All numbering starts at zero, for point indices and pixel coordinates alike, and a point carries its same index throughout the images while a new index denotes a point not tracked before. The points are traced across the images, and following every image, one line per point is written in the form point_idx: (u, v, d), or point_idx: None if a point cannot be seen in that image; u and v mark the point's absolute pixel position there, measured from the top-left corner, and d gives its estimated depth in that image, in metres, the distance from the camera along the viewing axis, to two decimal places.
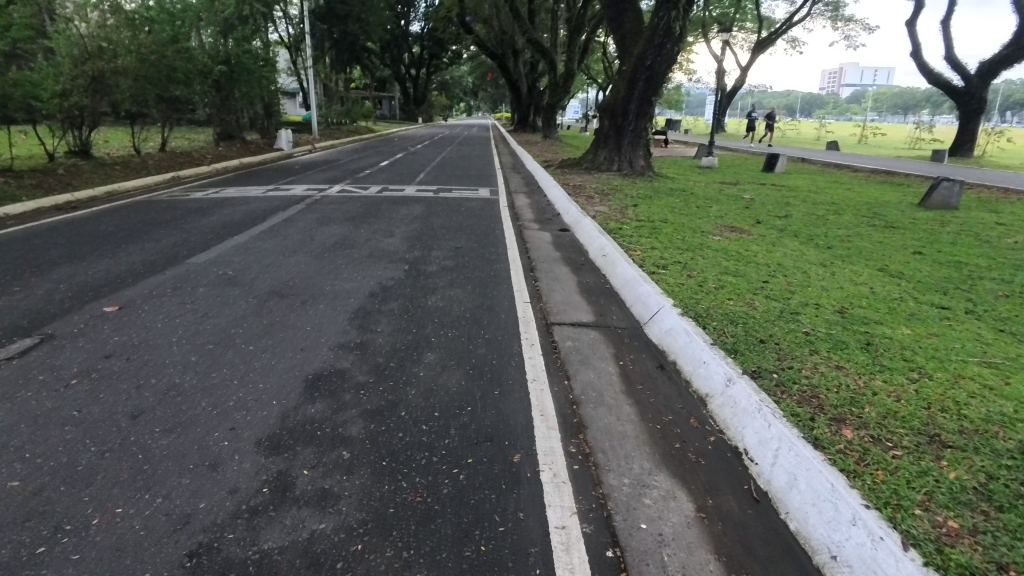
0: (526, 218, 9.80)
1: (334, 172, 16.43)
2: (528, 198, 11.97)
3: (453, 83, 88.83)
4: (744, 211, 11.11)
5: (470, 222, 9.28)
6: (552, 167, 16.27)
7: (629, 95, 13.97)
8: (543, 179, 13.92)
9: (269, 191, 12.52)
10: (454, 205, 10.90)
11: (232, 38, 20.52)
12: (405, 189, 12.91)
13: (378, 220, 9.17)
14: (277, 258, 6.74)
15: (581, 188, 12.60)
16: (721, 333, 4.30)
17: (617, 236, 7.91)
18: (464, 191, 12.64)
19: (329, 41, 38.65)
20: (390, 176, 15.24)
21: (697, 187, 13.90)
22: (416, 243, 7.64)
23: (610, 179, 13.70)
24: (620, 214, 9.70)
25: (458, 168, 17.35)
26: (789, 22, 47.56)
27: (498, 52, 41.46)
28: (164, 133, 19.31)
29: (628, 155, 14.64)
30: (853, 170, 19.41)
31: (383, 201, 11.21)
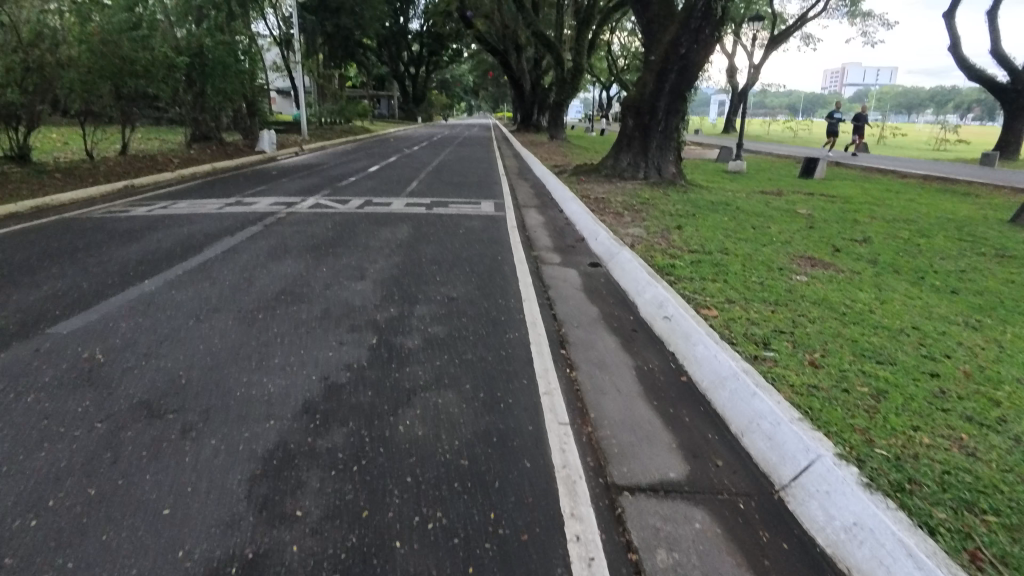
0: (541, 245, 7.57)
1: (314, 179, 14.27)
2: (540, 215, 9.76)
3: (454, 82, 86.74)
4: (812, 233, 8.89)
5: (470, 251, 7.10)
6: (565, 174, 14.05)
7: (658, 89, 11.77)
8: (557, 189, 11.70)
9: (227, 205, 10.36)
10: (450, 226, 8.70)
11: (205, 28, 18.33)
12: (392, 202, 10.73)
13: (350, 249, 7.02)
14: (186, 323, 4.57)
15: (605, 201, 10.39)
16: (977, 555, 2.14)
17: (673, 280, 5.70)
18: (463, 205, 10.46)
19: (322, 36, 36.51)
20: (377, 184, 13.06)
21: (740, 199, 11.66)
22: (394, 290, 5.48)
23: (637, 189, 11.51)
24: (664, 242, 7.48)
25: (456, 174, 15.14)
26: (805, 16, 45.25)
27: (500, 48, 39.34)
28: (126, 133, 17.15)
29: (656, 161, 12.40)
30: (902, 176, 17.21)
31: (362, 219, 9.04)
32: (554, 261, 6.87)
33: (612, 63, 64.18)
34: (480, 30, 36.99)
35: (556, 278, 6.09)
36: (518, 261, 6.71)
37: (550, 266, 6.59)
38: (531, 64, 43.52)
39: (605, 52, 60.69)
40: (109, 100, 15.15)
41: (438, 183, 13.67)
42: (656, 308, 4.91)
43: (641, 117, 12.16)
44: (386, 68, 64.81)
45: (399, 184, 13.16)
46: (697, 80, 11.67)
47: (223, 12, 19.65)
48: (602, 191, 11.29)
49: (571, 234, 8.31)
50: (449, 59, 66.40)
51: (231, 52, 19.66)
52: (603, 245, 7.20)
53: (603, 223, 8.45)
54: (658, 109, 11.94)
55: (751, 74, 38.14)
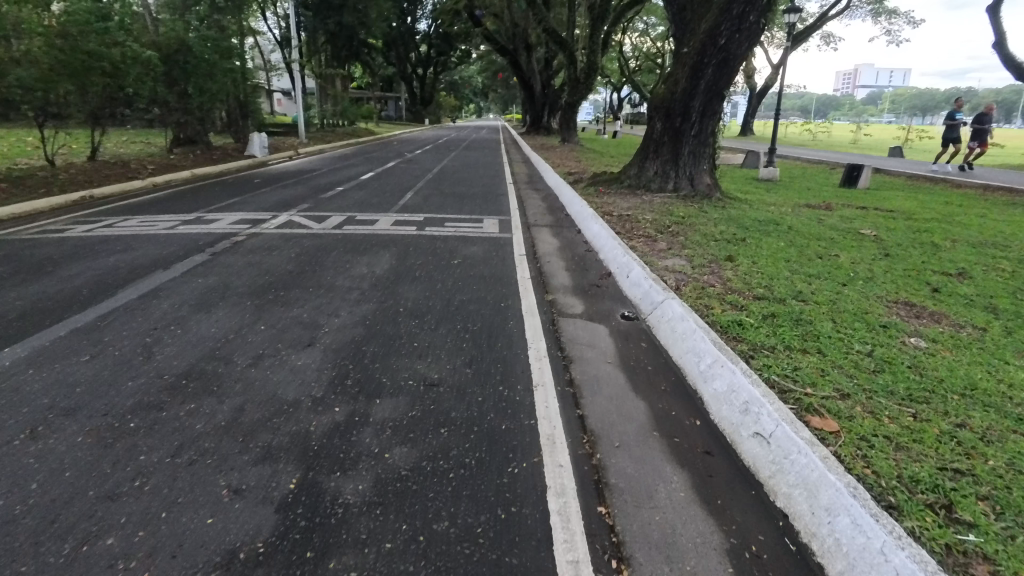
0: (557, 286, 5.87)
1: (298, 189, 12.64)
2: (554, 238, 8.07)
3: (463, 83, 85.53)
4: (892, 265, 7.13)
5: (465, 295, 5.41)
6: (581, 184, 12.35)
7: (693, 88, 10.09)
8: (573, 204, 9.99)
9: (183, 223, 8.73)
10: (444, 253, 7.00)
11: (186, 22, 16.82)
12: (379, 219, 9.07)
13: (308, 291, 5.37)
14: (10, 443, 2.92)
15: (631, 218, 8.69)
16: None
17: (748, 353, 4.01)
18: (461, 223, 8.76)
19: (325, 36, 35.23)
20: (367, 195, 11.42)
21: (789, 217, 9.89)
22: (349, 369, 3.82)
23: (667, 203, 9.80)
24: (716, 280, 5.76)
25: (458, 183, 13.47)
26: (826, 15, 43.48)
27: (509, 48, 37.82)
28: (97, 137, 15.64)
29: (688, 169, 10.65)
30: (956, 186, 15.38)
31: (337, 244, 7.37)
32: (576, 310, 5.18)
33: (624, 65, 62.52)
34: (488, 29, 35.51)
35: (581, 342, 4.41)
36: (527, 312, 5.02)
37: (570, 321, 4.91)
38: (541, 64, 41.91)
39: (617, 53, 59.08)
40: (73, 99, 13.67)
41: (436, 193, 12.00)
42: (738, 410, 3.23)
43: (672, 119, 10.44)
44: (393, 70, 63.41)
45: (392, 195, 11.51)
46: (737, 76, 9.98)
47: (207, 5, 18.13)
48: (626, 206, 9.58)
49: (593, 267, 6.61)
50: (457, 61, 64.91)
51: (216, 49, 18.15)
52: (637, 288, 5.51)
53: (634, 252, 6.75)
54: (692, 110, 10.24)
55: (771, 74, 36.38)
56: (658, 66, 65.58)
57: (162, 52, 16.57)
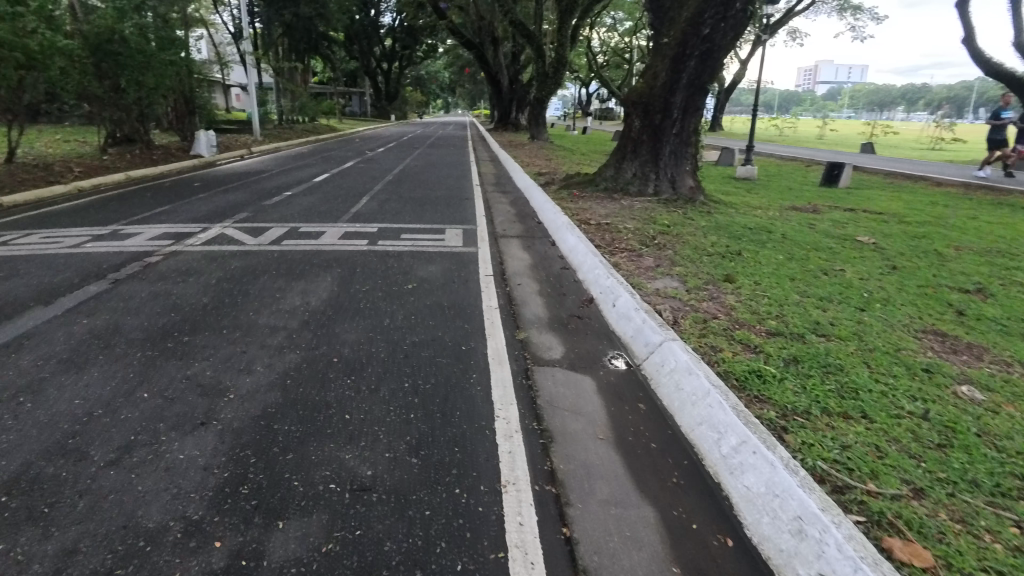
0: (530, 317, 4.88)
1: (240, 193, 11.38)
2: (525, 252, 7.08)
3: (429, 78, 83.95)
4: (904, 281, 6.37)
5: (416, 334, 4.41)
6: (552, 185, 11.38)
7: (674, 82, 9.21)
8: (546, 210, 9.03)
9: (93, 238, 7.47)
10: (397, 274, 5.97)
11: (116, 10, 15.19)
12: (327, 230, 7.96)
13: (219, 335, 4.29)
14: None
15: (611, 227, 7.75)
16: None
17: (777, 422, 3.12)
18: (420, 235, 7.72)
19: (281, 28, 33.50)
20: (316, 201, 10.25)
21: (778, 222, 9.10)
22: (249, 465, 2.79)
23: (648, 209, 8.92)
24: (718, 309, 4.86)
25: (419, 186, 12.38)
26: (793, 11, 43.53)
27: (476, 41, 36.68)
28: (15, 136, 14.03)
29: (669, 171, 9.77)
30: (937, 184, 14.94)
31: (270, 264, 6.25)
32: (554, 352, 4.22)
33: (592, 60, 61.88)
34: (453, 22, 34.27)
35: (563, 403, 3.45)
36: (493, 359, 4.04)
37: (547, 368, 3.94)
38: (508, 58, 40.86)
39: (585, 48, 58.33)
40: None
41: (394, 197, 10.90)
42: (786, 526, 2.35)
43: (651, 116, 9.55)
44: (356, 64, 61.43)
45: (346, 200, 10.37)
46: (722, 70, 9.15)
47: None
48: (604, 212, 8.66)
49: (572, 290, 5.65)
50: (423, 55, 63.28)
51: (153, 40, 16.59)
52: (626, 322, 4.58)
53: (618, 271, 5.82)
54: (672, 106, 9.36)
55: (741, 69, 36.09)
56: (626, 61, 65.13)
57: (89, 43, 14.98)
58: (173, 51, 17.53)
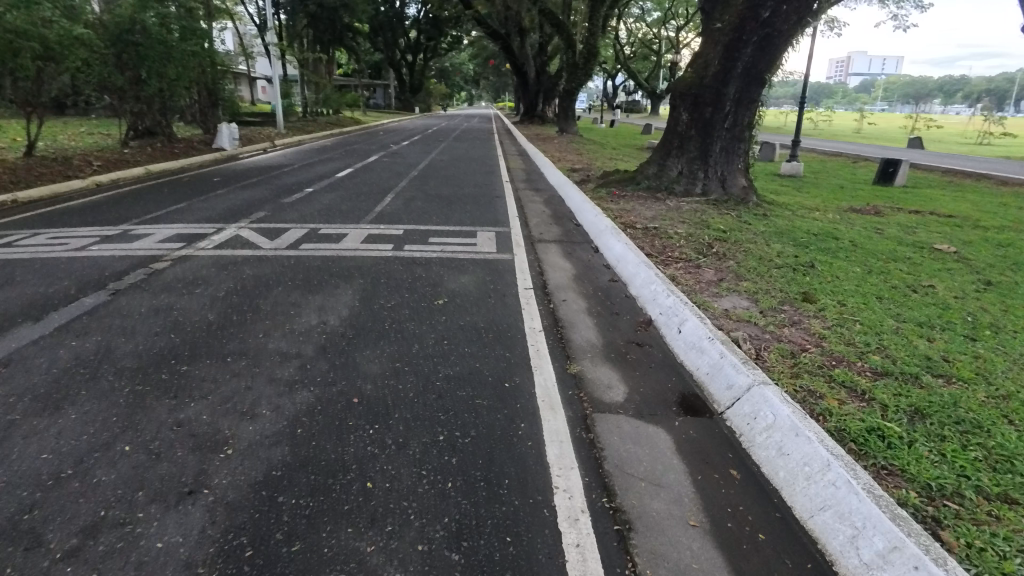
0: (581, 344, 4.18)
1: (259, 190, 10.87)
2: (566, 260, 6.35)
3: (453, 70, 83.31)
4: (1006, 300, 5.51)
5: (451, 367, 3.74)
6: (588, 183, 10.61)
7: (728, 72, 8.37)
8: (585, 211, 8.28)
9: (100, 240, 6.97)
10: (425, 286, 5.32)
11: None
12: (349, 233, 7.36)
13: (222, 364, 3.69)
14: None
15: (660, 232, 6.99)
16: None
17: (928, 514, 2.38)
18: (449, 239, 7.05)
19: (306, 19, 33.12)
20: (338, 199, 9.67)
21: (842, 227, 8.24)
22: (243, 563, 2.15)
23: (697, 211, 8.13)
24: (806, 339, 4.10)
25: (446, 182, 11.74)
26: None
27: (502, 32, 35.89)
28: (35, 129, 13.73)
29: (719, 169, 8.92)
30: (1002, 183, 13.81)
31: (286, 273, 5.67)
32: (616, 394, 3.50)
33: (619, 51, 60.56)
34: (479, 12, 33.50)
35: (638, 472, 2.74)
36: (545, 404, 3.34)
37: (611, 418, 3.22)
38: (535, 49, 39.95)
39: (612, 39, 57.07)
40: None
41: (420, 195, 10.27)
42: None
43: (700, 109, 8.72)
44: (380, 55, 61.03)
45: (369, 198, 9.76)
46: (782, 58, 8.28)
47: None
48: (649, 214, 7.90)
49: (624, 308, 4.92)
50: (447, 46, 62.60)
51: (174, 30, 16.18)
52: (698, 355, 3.84)
53: (677, 287, 5.07)
54: (725, 98, 8.51)
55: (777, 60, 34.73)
56: (655, 52, 63.62)
57: (109, 33, 14.61)
58: (195, 41, 17.12)
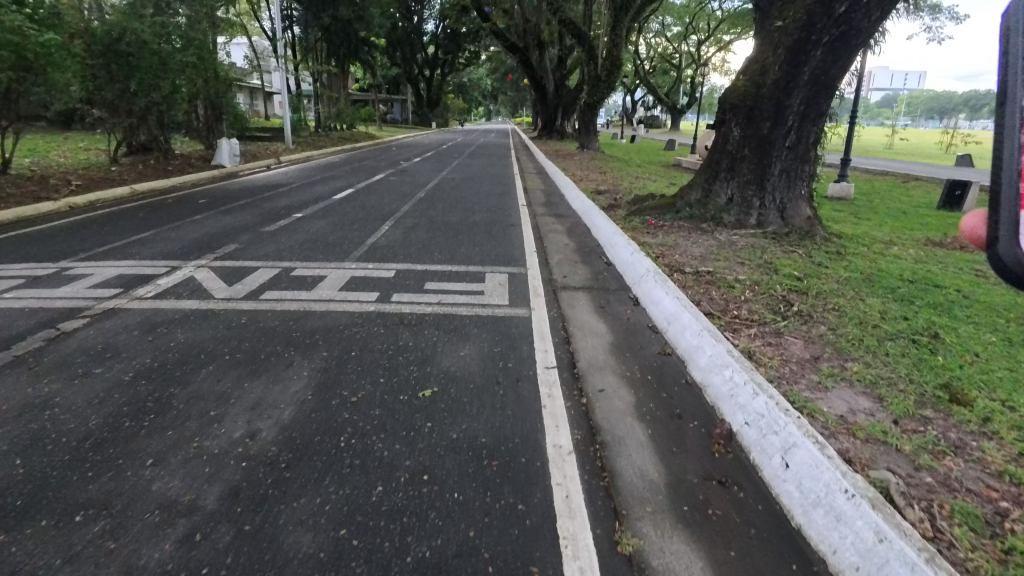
0: (632, 484, 2.72)
1: (244, 215, 9.62)
2: (600, 319, 4.87)
3: (471, 86, 82.88)
4: None
5: (428, 540, 2.31)
6: (617, 208, 9.17)
7: (791, 79, 6.93)
8: (618, 246, 6.80)
9: (25, 283, 5.69)
10: (411, 363, 3.92)
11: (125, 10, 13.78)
12: (328, 275, 6.00)
13: (63, 535, 2.30)
14: None
15: (716, 279, 5.53)
16: None
17: None
18: (450, 286, 5.64)
19: (320, 33, 32.38)
20: (327, 227, 8.33)
21: (935, 267, 6.70)
22: None
23: (755, 248, 6.65)
24: (991, 487, 2.59)
25: (455, 206, 10.40)
26: None
27: (521, 45, 34.85)
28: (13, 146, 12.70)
29: (779, 196, 7.40)
30: None
31: (230, 338, 4.30)
32: None
33: (639, 65, 59.30)
34: (496, 25, 32.46)
35: None
36: None
37: None
38: (554, 63, 38.79)
39: (632, 53, 55.83)
40: None
41: (423, 221, 8.93)
42: None
43: (756, 124, 7.28)
44: (397, 70, 60.57)
45: (363, 226, 8.41)
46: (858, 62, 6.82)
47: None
48: (698, 252, 6.44)
49: (689, 408, 3.43)
50: (465, 62, 62.01)
51: (171, 41, 15.29)
52: (831, 524, 2.35)
53: (761, 374, 3.58)
54: (788, 110, 7.05)
55: None
56: (676, 66, 62.38)
57: (98, 43, 13.64)
58: (195, 53, 16.21)
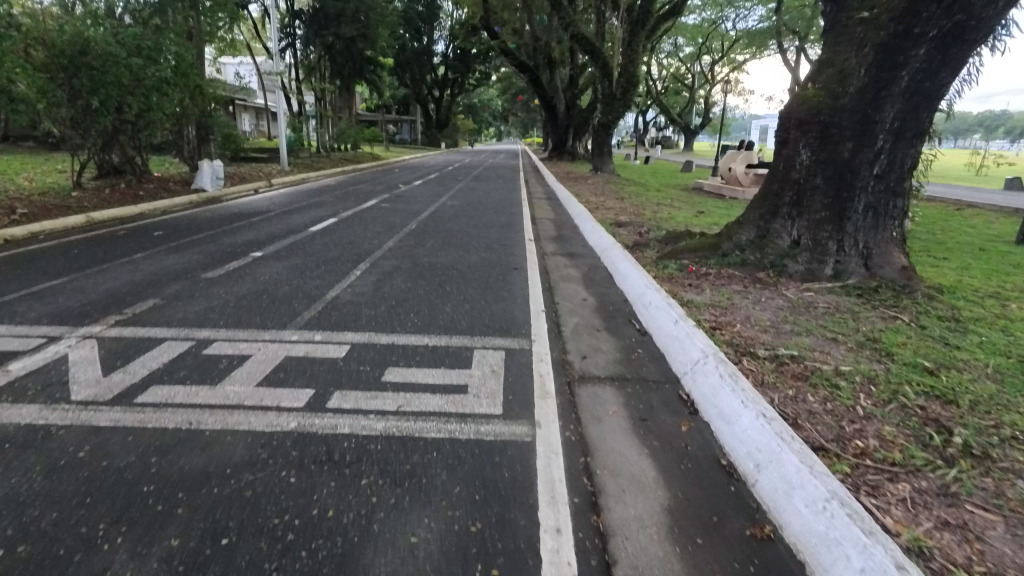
0: None
1: (194, 252, 8.03)
2: (643, 450, 3.12)
3: (481, 107, 82.14)
4: None
5: None
6: (644, 248, 7.46)
7: (882, 87, 5.24)
8: (656, 312, 5.04)
9: None
10: (319, 569, 2.21)
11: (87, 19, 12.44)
12: (254, 353, 4.31)
13: None
14: None
15: (808, 373, 3.78)
16: None
17: None
18: (419, 377, 3.93)
19: (322, 52, 31.28)
20: (286, 272, 6.71)
21: None
22: None
23: (843, 313, 4.89)
24: None
25: (450, 241, 8.76)
26: None
27: (531, 63, 33.52)
28: None
29: (862, 239, 5.65)
30: None
31: (39, 493, 2.62)
32: None
33: (652, 86, 57.92)
34: (505, 43, 31.17)
35: None
36: None
37: None
38: (565, 82, 37.42)
39: (645, 73, 54.52)
40: None
41: (408, 263, 7.28)
42: None
43: (833, 145, 5.58)
44: (406, 91, 59.76)
45: (330, 271, 6.78)
46: (971, 65, 5.15)
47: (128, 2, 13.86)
48: (767, 321, 4.70)
49: None
50: (475, 83, 61.09)
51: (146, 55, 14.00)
52: None
53: None
54: (878, 128, 5.35)
55: None
56: (690, 87, 60.99)
57: (59, 55, 12.30)
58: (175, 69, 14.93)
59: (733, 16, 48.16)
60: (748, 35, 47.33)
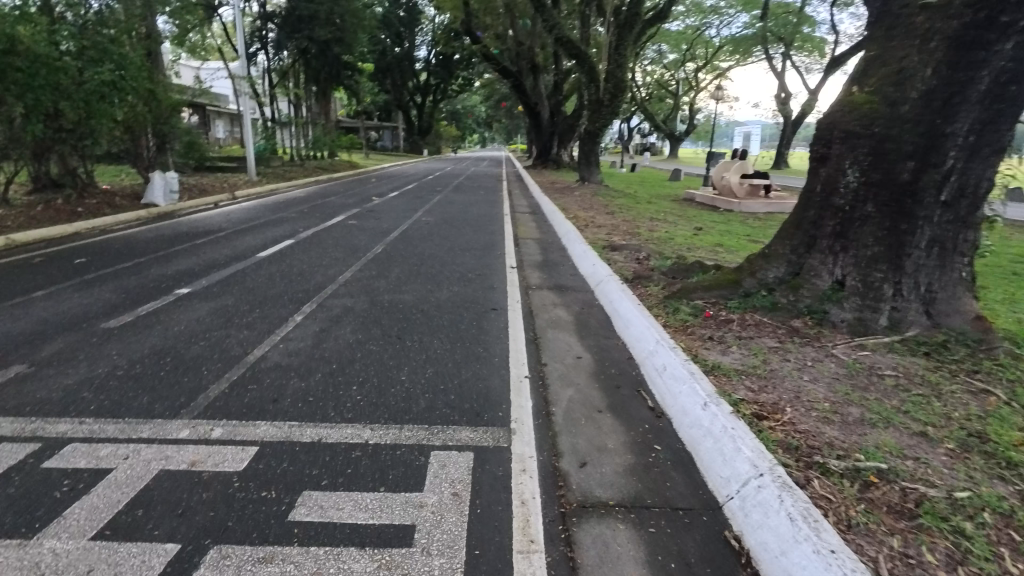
0: None
1: (110, 287, 6.71)
2: None
3: (464, 113, 81.09)
4: None
5: None
6: (647, 282, 6.27)
7: (956, 92, 4.11)
8: (675, 385, 3.86)
9: None
10: None
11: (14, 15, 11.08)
12: (116, 466, 3.01)
13: None
14: None
15: (910, 503, 2.60)
16: None
17: None
18: (346, 515, 2.67)
19: (295, 57, 29.91)
20: (209, 320, 5.43)
21: None
22: None
23: (919, 388, 3.72)
24: None
25: (418, 271, 7.51)
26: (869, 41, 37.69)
27: (514, 69, 32.41)
28: None
29: (925, 281, 4.50)
30: None
31: None
32: None
33: (637, 93, 57.19)
34: (487, 48, 30.04)
35: None
36: None
37: None
38: (550, 88, 36.35)
39: (630, 81, 53.77)
40: None
41: (365, 304, 6.01)
42: None
43: (890, 164, 4.43)
44: (387, 97, 58.44)
45: (265, 317, 5.50)
46: None
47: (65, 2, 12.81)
48: (825, 402, 3.52)
49: None
50: (458, 89, 59.97)
51: (87, 57, 12.87)
52: None
53: None
54: (949, 143, 4.21)
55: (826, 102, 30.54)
56: (675, 94, 60.41)
57: None
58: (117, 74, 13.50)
59: (716, 23, 47.58)
60: (732, 41, 46.69)
